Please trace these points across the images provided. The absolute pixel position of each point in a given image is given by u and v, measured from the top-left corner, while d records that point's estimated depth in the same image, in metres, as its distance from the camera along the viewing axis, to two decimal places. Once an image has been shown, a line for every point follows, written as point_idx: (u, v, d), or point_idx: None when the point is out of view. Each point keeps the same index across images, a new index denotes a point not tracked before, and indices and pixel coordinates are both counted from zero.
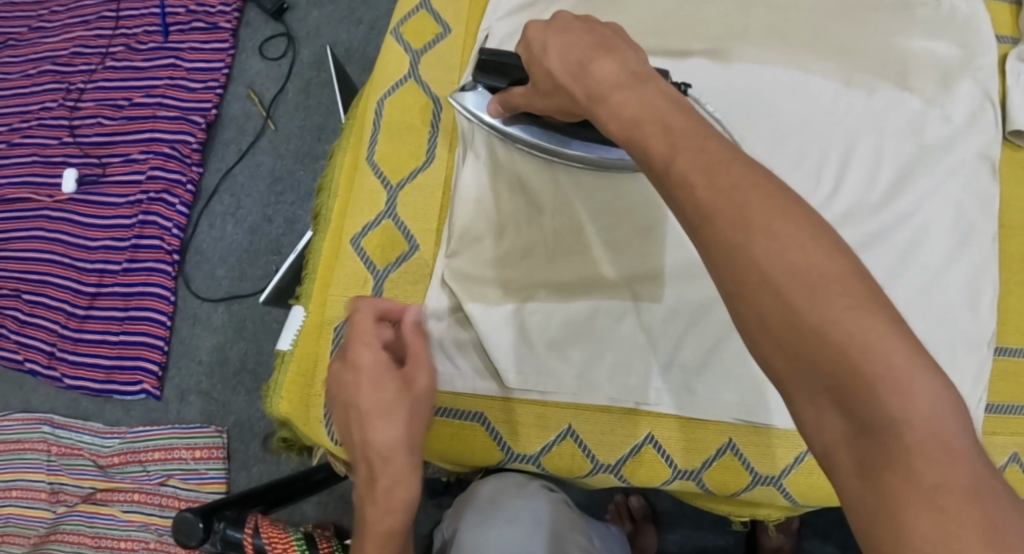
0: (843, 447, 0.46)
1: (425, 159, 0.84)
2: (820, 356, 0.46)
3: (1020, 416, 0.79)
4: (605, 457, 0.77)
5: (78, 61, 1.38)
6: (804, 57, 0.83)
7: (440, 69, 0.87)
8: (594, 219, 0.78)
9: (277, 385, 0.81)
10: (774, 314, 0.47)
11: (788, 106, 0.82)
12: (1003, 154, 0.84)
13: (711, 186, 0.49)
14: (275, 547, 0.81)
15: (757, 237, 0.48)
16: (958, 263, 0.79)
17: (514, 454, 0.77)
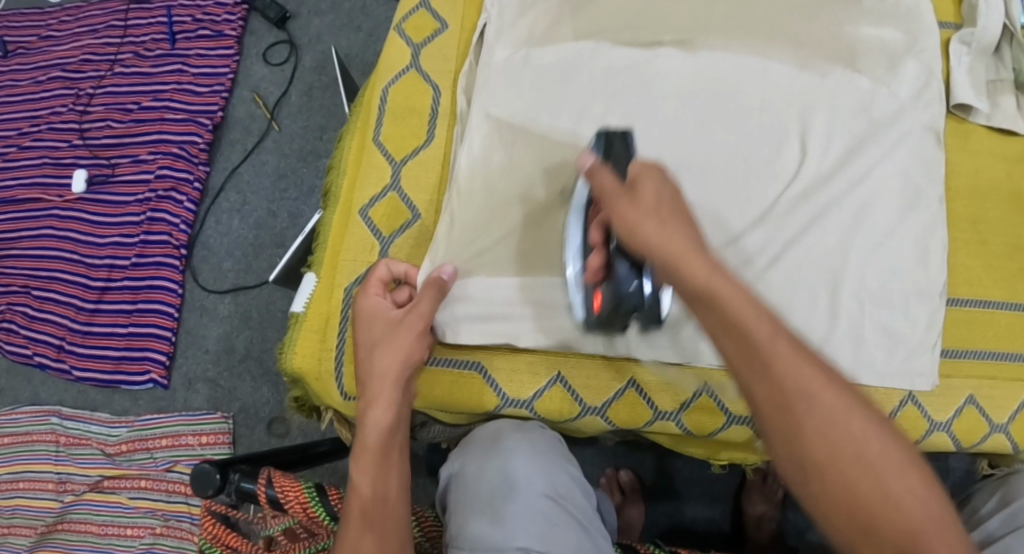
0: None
1: (425, 138, 0.92)
2: (878, 512, 0.58)
3: (972, 360, 0.86)
4: (592, 400, 0.84)
5: (87, 68, 1.46)
6: (765, 46, 0.91)
7: (440, 60, 0.95)
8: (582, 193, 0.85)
9: (291, 342, 0.87)
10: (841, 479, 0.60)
11: (752, 89, 0.90)
12: (950, 125, 0.93)
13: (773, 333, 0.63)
14: (288, 496, 0.87)
15: (817, 409, 0.61)
16: (910, 221, 0.87)
17: (510, 399, 0.84)
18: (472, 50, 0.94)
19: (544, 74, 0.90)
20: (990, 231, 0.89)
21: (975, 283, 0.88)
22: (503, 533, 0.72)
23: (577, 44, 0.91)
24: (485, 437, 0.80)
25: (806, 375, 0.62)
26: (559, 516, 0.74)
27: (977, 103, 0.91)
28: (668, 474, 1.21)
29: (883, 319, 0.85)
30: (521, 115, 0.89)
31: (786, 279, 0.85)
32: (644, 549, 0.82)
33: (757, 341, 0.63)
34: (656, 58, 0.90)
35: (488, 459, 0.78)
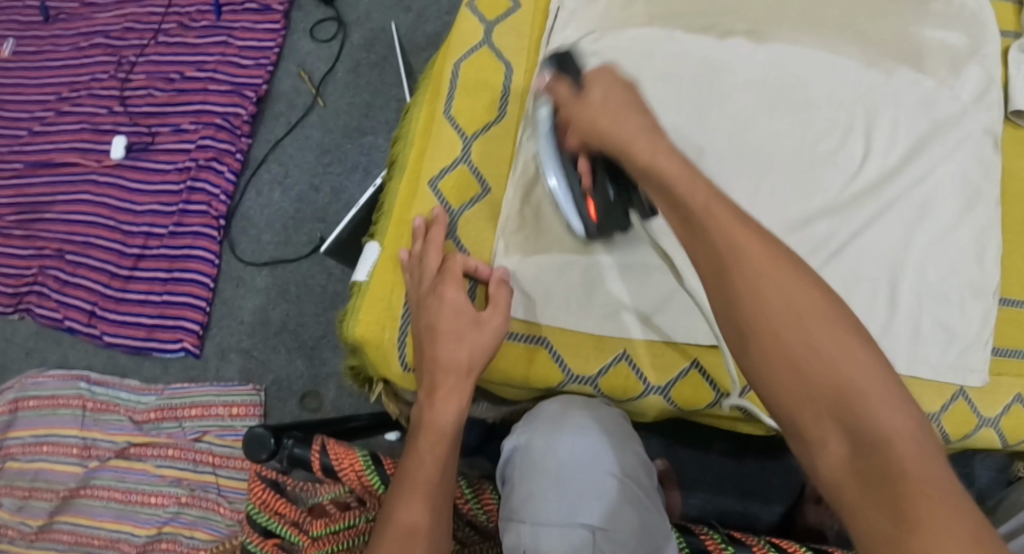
0: (842, 458, 0.58)
1: (498, 114, 0.92)
2: (822, 385, 0.59)
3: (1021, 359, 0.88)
4: (657, 379, 0.84)
5: (130, 36, 1.45)
6: (833, 41, 0.92)
7: (512, 37, 0.95)
8: None
9: (354, 309, 0.88)
10: (792, 374, 0.60)
11: (821, 84, 0.90)
12: (1007, 131, 0.93)
13: (747, 239, 0.64)
14: (343, 465, 0.85)
15: (758, 289, 0.63)
16: (966, 223, 0.88)
17: (575, 374, 0.84)
18: (546, 32, 0.93)
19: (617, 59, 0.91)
20: None
21: None
22: (569, 511, 0.73)
23: (650, 29, 0.92)
24: (553, 412, 0.79)
25: (775, 277, 0.63)
26: (625, 497, 0.75)
27: None
28: (700, 466, 1.23)
29: (938, 314, 0.86)
30: None
31: (849, 270, 0.85)
32: (701, 533, 0.82)
33: (731, 243, 0.65)
34: (726, 48, 0.91)
35: (555, 436, 0.77)
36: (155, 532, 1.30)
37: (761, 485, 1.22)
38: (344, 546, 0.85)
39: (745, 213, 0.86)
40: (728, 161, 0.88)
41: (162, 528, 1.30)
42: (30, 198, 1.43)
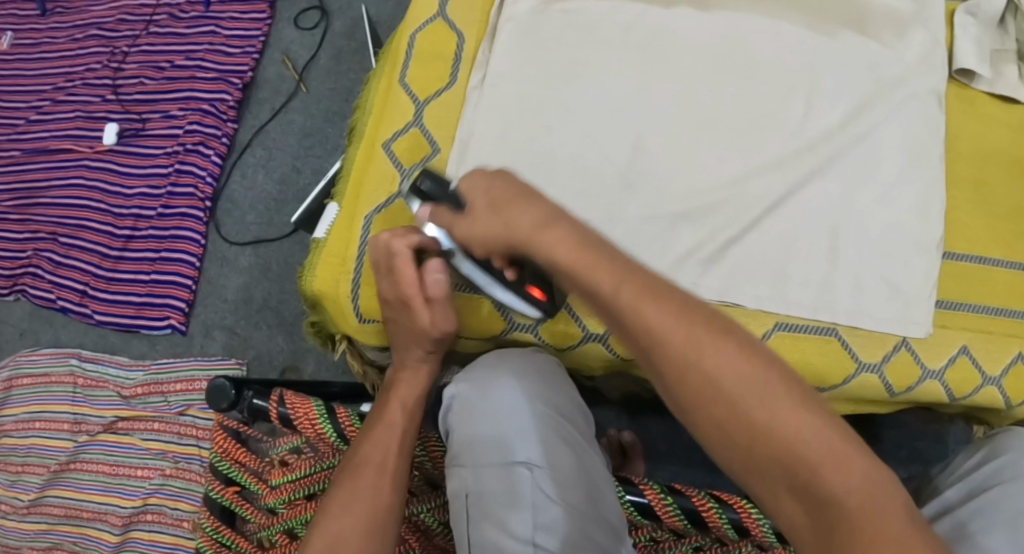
0: (805, 519, 0.57)
1: (449, 81, 0.96)
2: (769, 449, 0.57)
3: (967, 311, 0.87)
4: (596, 327, 0.86)
5: (123, 28, 1.50)
6: (776, 8, 0.93)
7: (466, 11, 0.98)
8: (591, 138, 0.90)
9: (312, 266, 0.91)
10: (739, 432, 0.59)
11: (763, 47, 0.92)
12: (952, 90, 0.94)
13: (658, 312, 0.62)
14: (298, 414, 0.88)
15: (681, 351, 0.60)
16: (914, 178, 0.87)
17: (515, 324, 0.87)
18: (496, 5, 0.96)
19: (567, 26, 0.94)
20: (988, 190, 0.91)
21: (974, 238, 0.89)
22: (507, 452, 0.74)
23: (600, 2, 0.94)
24: (489, 360, 0.81)
25: (711, 359, 0.60)
26: (559, 431, 0.76)
27: (980, 70, 0.92)
28: (670, 440, 1.25)
29: (879, 267, 0.86)
30: (532, 60, 0.93)
31: (788, 223, 0.86)
32: (640, 483, 0.81)
33: (629, 312, 0.63)
34: (671, 18, 0.93)
35: (493, 386, 0.78)
36: (141, 503, 1.33)
37: None
38: (301, 495, 0.88)
39: (687, 167, 0.88)
40: (669, 119, 0.90)
41: (148, 499, 1.33)
42: (27, 183, 1.48)
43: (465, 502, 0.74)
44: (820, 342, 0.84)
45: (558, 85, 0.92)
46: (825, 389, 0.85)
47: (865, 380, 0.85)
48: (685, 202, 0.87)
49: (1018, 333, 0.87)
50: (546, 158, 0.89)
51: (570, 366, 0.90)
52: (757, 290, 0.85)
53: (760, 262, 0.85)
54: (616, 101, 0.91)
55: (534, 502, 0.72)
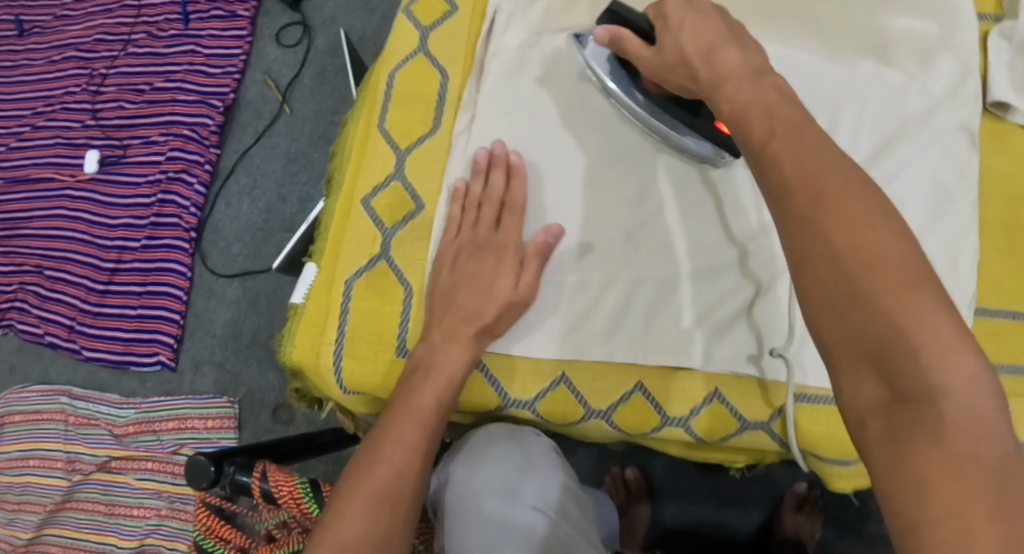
0: (879, 409, 0.49)
1: (431, 126, 0.89)
2: (868, 326, 0.50)
3: (1010, 374, 0.78)
4: (596, 403, 0.80)
5: (100, 48, 1.43)
6: (787, 32, 0.83)
7: (449, 45, 0.91)
8: (587, 191, 0.83)
9: (290, 334, 0.86)
10: (840, 297, 0.51)
11: (773, 80, 0.81)
12: (984, 126, 0.84)
13: (795, 162, 0.55)
14: (282, 492, 0.82)
15: (810, 209, 0.53)
16: (943, 226, 0.78)
17: (511, 400, 0.80)
18: (481, 38, 0.89)
19: (559, 62, 0.86)
20: (1022, 238, 0.81)
21: (1008, 293, 0.80)
22: (506, 545, 0.69)
23: (590, 31, 0.86)
24: (473, 442, 0.77)
25: (844, 213, 0.52)
26: (556, 526, 0.72)
27: (1015, 102, 0.82)
28: (678, 476, 1.21)
29: None
30: (522, 101, 0.85)
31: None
32: None
33: (772, 153, 0.56)
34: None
35: (476, 465, 0.74)
36: (137, 544, 1.30)
37: (740, 492, 1.19)
38: None
39: (692, 219, 0.81)
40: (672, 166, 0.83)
41: (144, 540, 1.30)
42: (9, 214, 1.43)
43: None
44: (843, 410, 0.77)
45: (551, 131, 0.84)
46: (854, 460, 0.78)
47: None
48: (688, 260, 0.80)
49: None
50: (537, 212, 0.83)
51: (571, 437, 0.85)
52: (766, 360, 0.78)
53: (774, 329, 0.78)
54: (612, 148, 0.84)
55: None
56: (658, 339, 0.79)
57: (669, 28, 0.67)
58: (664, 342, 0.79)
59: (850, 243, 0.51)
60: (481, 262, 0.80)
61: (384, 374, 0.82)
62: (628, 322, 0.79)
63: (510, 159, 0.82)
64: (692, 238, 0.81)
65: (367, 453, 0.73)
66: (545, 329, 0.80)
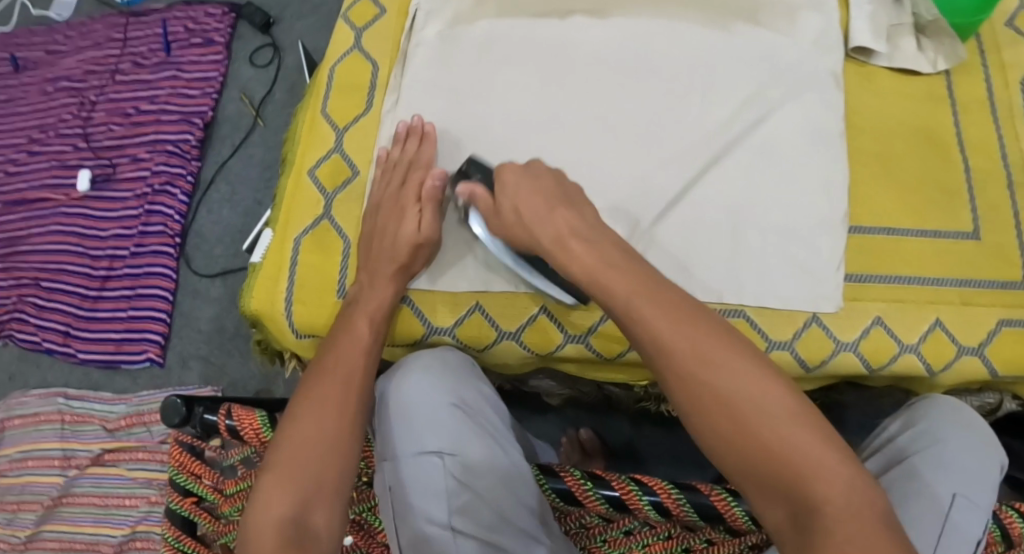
0: (786, 522, 0.63)
1: (366, 108, 1.01)
2: (761, 457, 0.64)
3: (880, 284, 0.88)
4: (508, 326, 0.90)
5: (90, 78, 1.58)
6: (670, 9, 0.95)
7: (380, 42, 1.04)
8: (497, 148, 0.93)
9: (251, 288, 0.98)
10: (735, 428, 0.65)
11: (655, 44, 0.94)
12: (850, 69, 0.95)
13: (673, 330, 0.68)
14: (245, 427, 0.93)
15: (701, 374, 0.67)
16: (815, 155, 0.90)
17: (434, 327, 0.91)
18: (404, 33, 1.01)
19: (472, 48, 0.96)
20: (892, 162, 0.92)
21: (878, 210, 0.90)
22: (423, 443, 0.81)
23: (497, 20, 0.97)
24: (403, 363, 0.87)
25: (720, 377, 0.66)
26: (467, 420, 0.83)
27: (875, 47, 0.94)
28: (631, 437, 1.26)
29: (785, 247, 0.88)
30: (437, 76, 0.96)
31: (691, 212, 0.89)
32: (564, 473, 0.85)
33: (647, 328, 0.69)
34: (570, 29, 0.96)
35: (407, 381, 0.84)
36: (130, 531, 1.38)
37: (692, 450, 1.24)
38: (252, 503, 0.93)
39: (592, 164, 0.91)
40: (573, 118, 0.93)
41: (136, 527, 1.38)
42: (7, 233, 1.54)
43: (389, 494, 0.81)
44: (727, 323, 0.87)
45: (462, 100, 0.95)
46: None
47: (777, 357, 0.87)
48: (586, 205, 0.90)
49: (934, 300, 0.88)
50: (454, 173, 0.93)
51: (488, 365, 0.94)
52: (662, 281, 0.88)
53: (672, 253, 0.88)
54: (519, 109, 0.94)
55: (450, 491, 0.80)
56: None
57: (506, 191, 0.82)
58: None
59: (727, 381, 0.66)
60: (389, 212, 0.90)
61: (333, 314, 0.94)
62: None
63: (425, 128, 0.93)
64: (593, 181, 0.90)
65: (303, 394, 0.81)
66: (462, 267, 0.91)
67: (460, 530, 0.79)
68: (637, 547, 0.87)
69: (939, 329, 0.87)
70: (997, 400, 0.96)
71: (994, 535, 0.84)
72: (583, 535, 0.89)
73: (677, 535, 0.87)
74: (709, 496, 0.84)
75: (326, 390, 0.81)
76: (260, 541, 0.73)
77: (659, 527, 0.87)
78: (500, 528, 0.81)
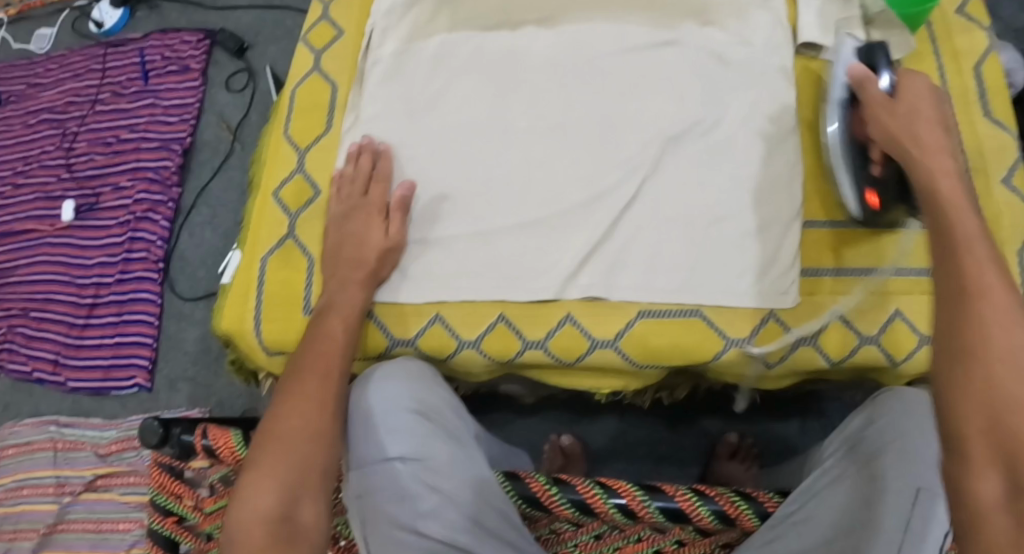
0: (998, 498, 0.58)
1: (325, 128, 1.03)
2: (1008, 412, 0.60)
3: (831, 277, 0.90)
4: (468, 335, 0.91)
5: (72, 109, 1.60)
6: (617, 11, 0.98)
7: (339, 62, 1.05)
8: (451, 161, 0.95)
9: (222, 307, 1.00)
10: (996, 381, 0.61)
11: (604, 48, 0.96)
12: (799, 65, 0.97)
13: (951, 269, 0.67)
14: (218, 445, 0.94)
15: (973, 334, 0.63)
16: (769, 152, 0.91)
17: (396, 339, 0.92)
18: (362, 52, 1.03)
19: (427, 61, 0.99)
20: None
21: (834, 206, 0.92)
22: (387, 452, 0.83)
23: (451, 34, 1.00)
24: (363, 378, 0.90)
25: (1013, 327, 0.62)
26: (428, 427, 0.85)
27: (824, 41, 0.95)
28: (612, 438, 1.26)
29: (740, 244, 0.88)
30: (393, 92, 0.99)
31: (645, 214, 0.90)
32: (526, 477, 0.84)
33: (959, 232, 0.68)
34: (523, 40, 0.98)
35: (368, 392, 0.87)
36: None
37: (674, 448, 1.24)
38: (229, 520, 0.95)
39: (546, 171, 0.93)
40: (528, 127, 0.95)
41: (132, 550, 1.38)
42: None
43: (359, 505, 0.82)
44: (684, 322, 0.88)
45: (418, 114, 0.97)
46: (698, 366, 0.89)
47: (735, 355, 0.88)
48: (542, 210, 0.92)
49: (894, 291, 0.88)
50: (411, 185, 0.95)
51: (454, 374, 0.95)
52: (617, 283, 0.89)
53: (629, 255, 0.89)
54: (473, 121, 0.96)
55: (417, 495, 0.82)
56: (522, 278, 0.90)
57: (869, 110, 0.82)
58: (529, 279, 0.90)
59: None
60: (358, 220, 0.92)
61: (299, 332, 0.95)
62: (496, 266, 0.91)
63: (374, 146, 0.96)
64: (548, 188, 0.92)
65: (286, 389, 0.81)
66: (418, 279, 0.92)
67: (432, 534, 0.80)
68: (607, 551, 0.86)
69: (899, 319, 0.87)
70: None
71: None
72: (553, 541, 0.89)
73: (648, 538, 0.86)
74: (676, 498, 0.83)
75: (308, 386, 0.81)
76: (248, 534, 0.71)
77: (629, 530, 0.86)
78: (471, 529, 0.82)
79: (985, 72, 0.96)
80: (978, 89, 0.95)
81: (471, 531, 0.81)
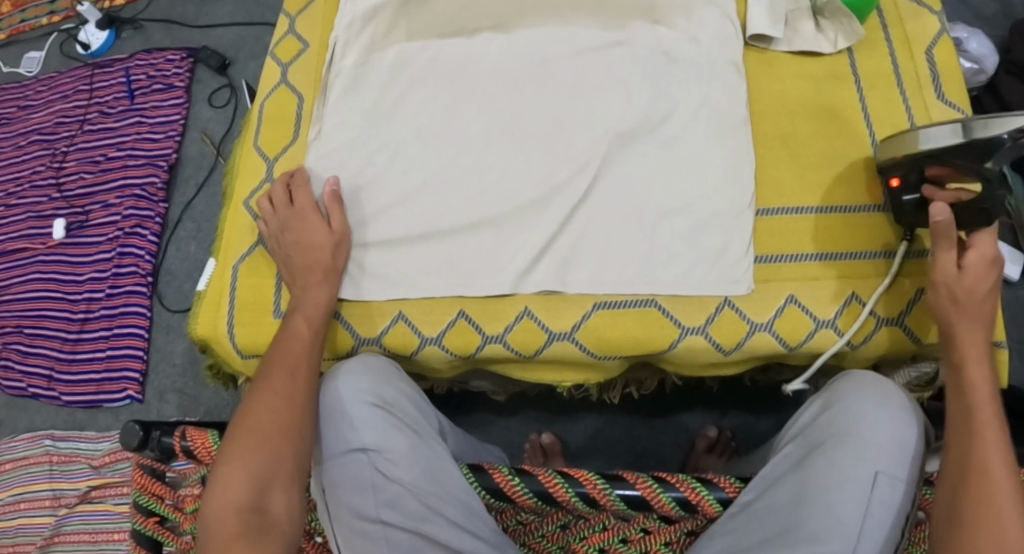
0: None
1: (292, 138, 1.05)
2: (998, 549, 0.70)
3: (787, 263, 0.90)
4: (430, 332, 0.93)
5: (61, 130, 1.64)
6: (569, 15, 1.01)
7: (305, 74, 1.08)
8: (409, 164, 0.98)
9: (196, 314, 1.02)
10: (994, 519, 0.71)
11: (555, 51, 0.99)
12: (752, 56, 1.00)
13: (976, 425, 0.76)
14: (198, 445, 0.97)
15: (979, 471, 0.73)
16: (720, 146, 0.94)
17: (362, 338, 0.95)
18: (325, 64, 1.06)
19: (386, 69, 1.02)
20: (794, 142, 0.95)
21: (786, 192, 0.93)
22: (347, 444, 0.88)
23: (410, 43, 1.03)
24: (328, 372, 0.93)
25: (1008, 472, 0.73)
26: (387, 418, 0.88)
27: (771, 32, 0.98)
28: (590, 435, 1.26)
29: (688, 234, 0.91)
30: (354, 100, 1.02)
31: (596, 210, 0.93)
32: (491, 470, 0.88)
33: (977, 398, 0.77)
34: (476, 47, 1.01)
35: (331, 387, 0.91)
36: None
37: (653, 445, 1.25)
38: None
39: (501, 172, 0.96)
40: (481, 130, 0.98)
41: None
42: None
43: (324, 495, 0.87)
44: (639, 312, 0.90)
45: (377, 121, 1.00)
46: (652, 356, 0.91)
47: (691, 342, 0.89)
48: (497, 207, 0.94)
49: (849, 275, 0.90)
50: (367, 191, 0.98)
51: (421, 371, 0.97)
52: (569, 277, 0.91)
53: (581, 250, 0.92)
54: (430, 125, 0.99)
55: (377, 487, 0.86)
56: (477, 275, 0.93)
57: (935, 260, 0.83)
58: (487, 275, 0.92)
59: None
60: (295, 229, 0.93)
61: (269, 334, 0.97)
62: (454, 265, 0.93)
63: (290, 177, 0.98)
64: (502, 188, 0.95)
65: (258, 381, 0.85)
66: (379, 278, 0.94)
67: (390, 523, 0.86)
68: (573, 540, 0.88)
69: (855, 302, 0.89)
70: (933, 370, 0.94)
71: (933, 503, 0.81)
72: (522, 531, 0.92)
73: (614, 526, 0.87)
74: (636, 485, 0.84)
75: (281, 380, 0.85)
76: (221, 523, 0.77)
77: (594, 519, 0.88)
78: (426, 518, 0.86)
79: (938, 57, 0.98)
80: (931, 73, 0.97)
81: (429, 520, 0.86)
